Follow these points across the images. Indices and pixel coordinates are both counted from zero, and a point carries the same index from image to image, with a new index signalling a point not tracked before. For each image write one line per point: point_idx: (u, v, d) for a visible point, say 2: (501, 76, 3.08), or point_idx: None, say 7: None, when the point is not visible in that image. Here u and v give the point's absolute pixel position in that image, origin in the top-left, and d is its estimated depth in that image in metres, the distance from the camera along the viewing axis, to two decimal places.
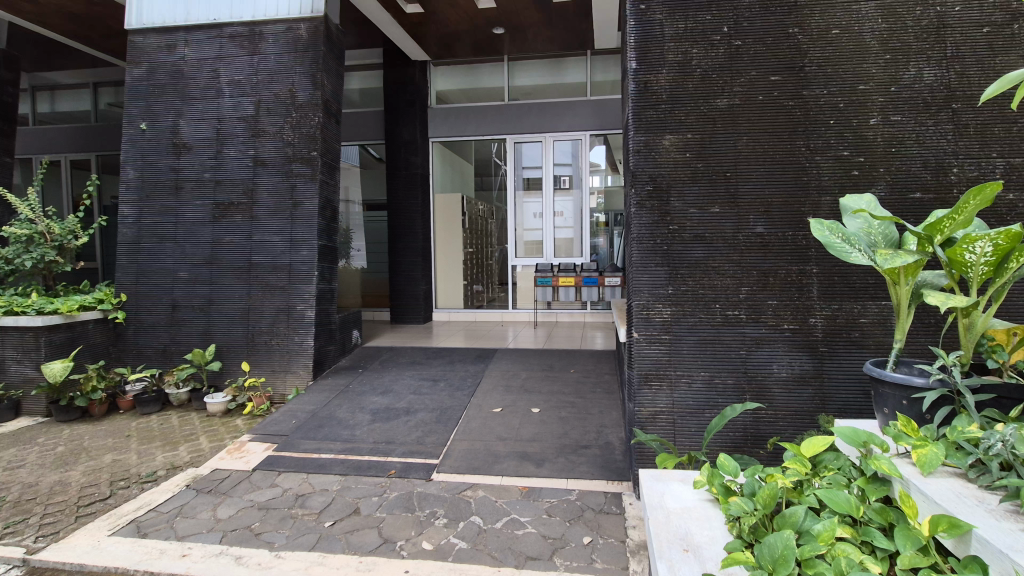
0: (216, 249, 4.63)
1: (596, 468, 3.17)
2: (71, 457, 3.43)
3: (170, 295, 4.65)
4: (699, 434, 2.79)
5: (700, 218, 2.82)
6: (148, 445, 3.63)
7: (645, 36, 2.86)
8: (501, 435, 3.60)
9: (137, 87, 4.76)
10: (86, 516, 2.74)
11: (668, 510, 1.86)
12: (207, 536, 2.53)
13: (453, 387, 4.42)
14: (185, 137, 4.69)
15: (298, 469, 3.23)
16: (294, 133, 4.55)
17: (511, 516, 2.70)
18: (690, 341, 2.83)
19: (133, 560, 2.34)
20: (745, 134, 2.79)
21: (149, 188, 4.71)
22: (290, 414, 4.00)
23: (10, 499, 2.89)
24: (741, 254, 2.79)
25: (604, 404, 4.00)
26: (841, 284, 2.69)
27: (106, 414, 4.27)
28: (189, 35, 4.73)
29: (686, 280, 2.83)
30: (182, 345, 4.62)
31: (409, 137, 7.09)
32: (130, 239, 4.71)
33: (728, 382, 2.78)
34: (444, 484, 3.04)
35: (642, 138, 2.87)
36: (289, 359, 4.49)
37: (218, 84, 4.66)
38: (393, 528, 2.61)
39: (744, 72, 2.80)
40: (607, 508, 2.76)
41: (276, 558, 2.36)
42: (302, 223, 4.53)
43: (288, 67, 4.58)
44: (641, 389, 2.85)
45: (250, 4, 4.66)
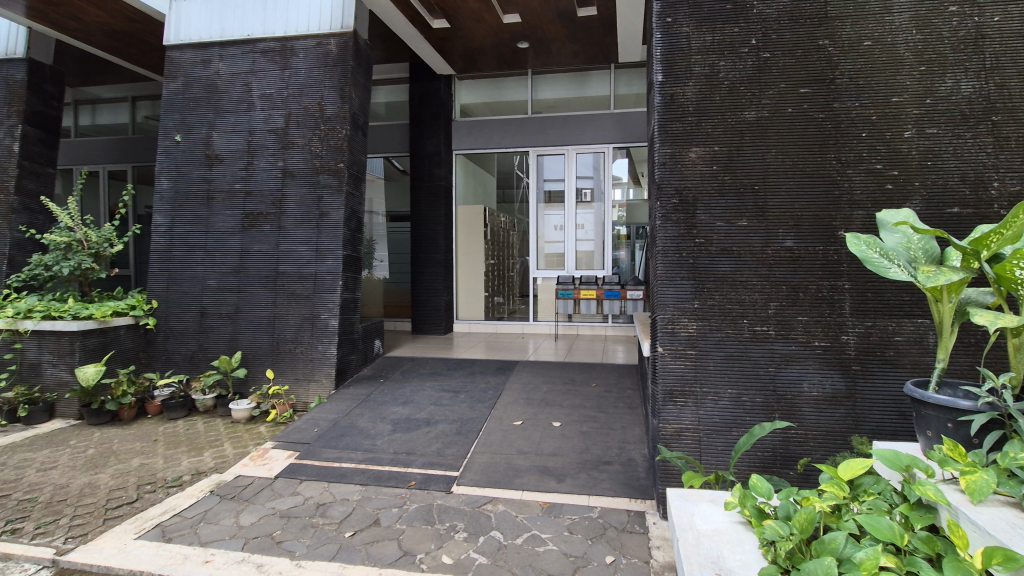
0: (244, 258, 4.72)
1: (619, 484, 3.10)
2: (100, 460, 3.49)
3: (199, 302, 4.74)
4: (726, 453, 2.71)
5: (728, 231, 2.77)
6: (174, 450, 3.68)
7: (672, 48, 2.84)
8: (522, 449, 3.55)
9: (173, 100, 4.92)
10: (113, 519, 2.78)
11: (698, 531, 1.80)
12: (230, 543, 2.54)
13: (473, 399, 4.39)
14: (217, 148, 4.82)
15: (319, 477, 3.23)
16: (322, 145, 4.64)
17: (531, 531, 2.65)
18: (717, 357, 2.76)
19: (157, 564, 2.36)
20: (774, 146, 2.75)
21: (182, 198, 4.84)
22: (312, 422, 4.02)
23: (42, 500, 2.96)
24: (770, 268, 2.72)
25: (627, 420, 3.92)
26: (874, 300, 2.61)
27: (135, 419, 4.36)
28: (223, 50, 4.88)
29: (712, 294, 2.78)
30: (209, 351, 4.69)
31: (434, 149, 7.18)
32: (162, 247, 4.83)
33: (756, 400, 2.70)
34: (464, 497, 3.01)
35: (667, 150, 2.84)
36: (313, 368, 4.53)
37: (250, 97, 4.79)
38: (413, 540, 2.58)
39: (773, 84, 2.76)
40: (630, 527, 2.69)
41: (297, 567, 2.36)
42: (328, 233, 4.60)
43: (317, 80, 4.69)
44: (665, 405, 2.79)
45: (283, 20, 4.79)
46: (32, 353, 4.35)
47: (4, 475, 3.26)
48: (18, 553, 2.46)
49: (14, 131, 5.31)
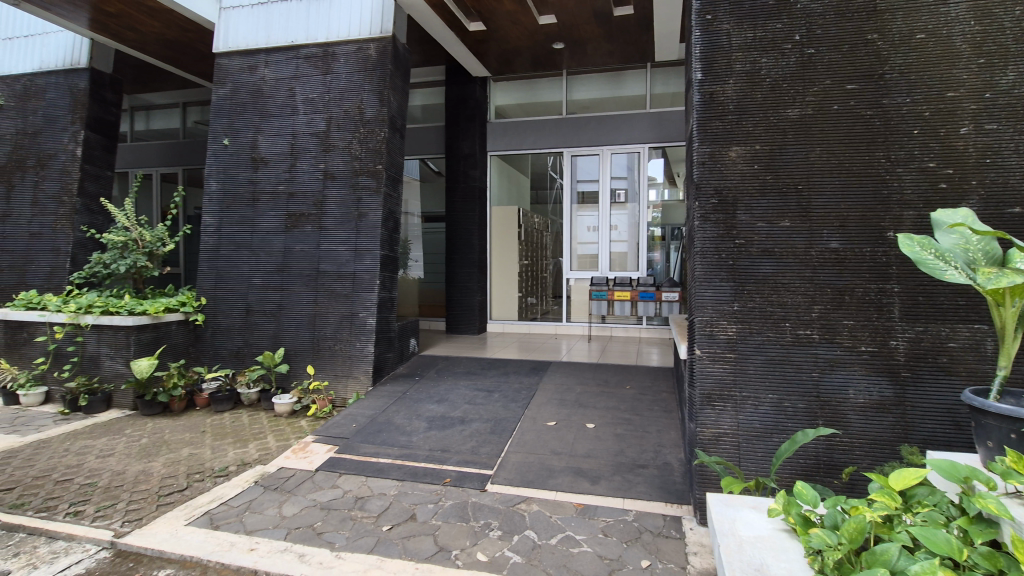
0: (286, 257, 4.87)
1: (654, 488, 3.06)
2: (153, 449, 3.67)
3: (244, 300, 4.92)
4: (766, 459, 2.65)
5: (769, 232, 2.70)
6: (221, 441, 3.83)
7: (711, 46, 2.79)
8: (556, 449, 3.55)
9: (222, 105, 5.12)
10: (165, 505, 2.91)
11: (741, 538, 1.77)
12: (274, 532, 2.63)
13: (507, 399, 4.41)
14: (262, 151, 4.99)
15: (358, 471, 3.31)
16: (361, 147, 4.75)
17: (566, 532, 2.65)
18: (757, 361, 2.69)
19: (206, 550, 2.47)
20: (819, 144, 2.67)
21: (229, 199, 5.03)
22: (351, 417, 4.12)
23: (101, 485, 3.13)
24: (814, 270, 2.64)
25: (662, 424, 3.87)
26: (926, 304, 2.51)
27: (184, 411, 4.56)
28: (269, 56, 5.06)
29: (753, 297, 2.72)
30: (254, 347, 4.86)
31: (469, 151, 7.25)
32: (210, 247, 5.03)
33: (799, 406, 2.63)
34: (498, 496, 3.03)
35: (707, 149, 2.79)
36: (351, 365, 4.64)
37: (294, 102, 4.95)
38: (448, 536, 2.62)
39: (817, 80, 2.68)
40: (666, 532, 2.66)
41: (337, 558, 2.42)
42: (367, 234, 4.71)
43: (357, 84, 4.80)
44: (703, 409, 2.74)
45: (325, 26, 4.94)
46: (92, 346, 4.60)
47: (67, 461, 3.46)
48: (80, 535, 2.61)
49: (77, 136, 5.63)
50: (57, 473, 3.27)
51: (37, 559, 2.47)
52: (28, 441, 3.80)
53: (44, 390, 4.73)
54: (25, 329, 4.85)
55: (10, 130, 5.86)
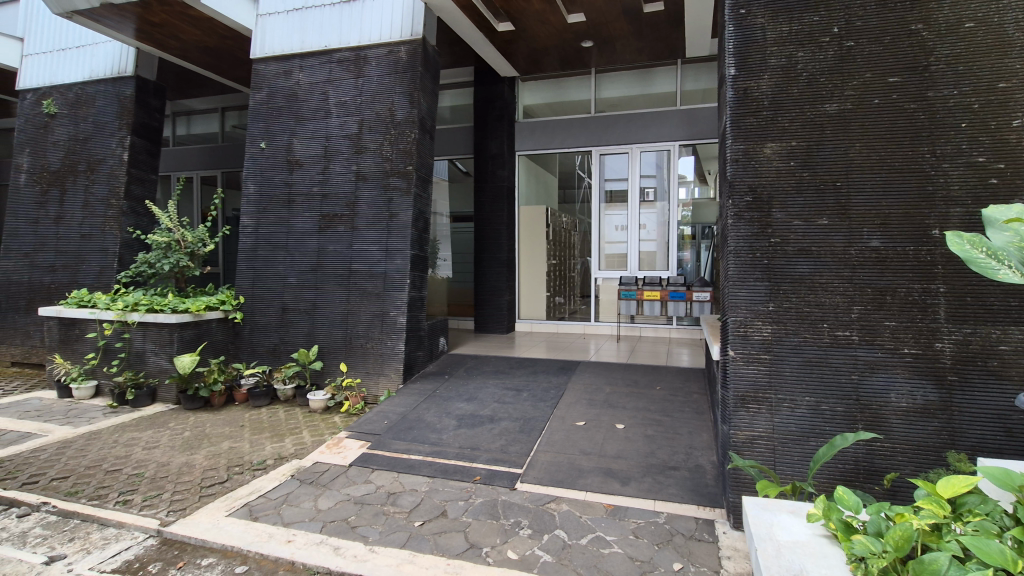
0: (320, 256, 4.99)
1: (686, 491, 3.02)
2: (195, 442, 3.81)
3: (280, 298, 5.05)
4: (803, 463, 2.58)
5: (806, 231, 2.64)
6: (259, 435, 3.94)
7: (745, 40, 2.74)
8: (585, 450, 3.53)
9: (259, 110, 5.28)
10: (207, 496, 3.02)
11: (778, 542, 1.73)
12: (310, 525, 2.70)
13: (536, 398, 4.42)
14: (297, 154, 5.12)
15: (390, 467, 3.37)
16: (392, 149, 4.82)
17: (596, 533, 2.64)
18: (793, 363, 2.63)
19: (246, 540, 2.55)
20: (859, 139, 2.58)
21: (266, 201, 5.18)
22: (382, 414, 4.19)
23: (147, 475, 3.26)
24: (853, 270, 2.57)
25: (694, 425, 3.81)
26: (974, 305, 2.41)
27: (224, 405, 4.72)
28: (303, 61, 5.19)
29: (789, 297, 2.65)
30: (289, 345, 4.99)
31: (497, 150, 7.28)
32: (248, 247, 5.17)
33: (838, 409, 2.55)
34: (528, 495, 3.04)
35: (740, 146, 2.74)
36: (382, 362, 4.72)
37: (327, 105, 5.06)
38: (479, 533, 2.64)
39: (857, 74, 2.59)
40: (699, 535, 2.62)
41: (371, 552, 2.47)
42: (398, 234, 4.78)
43: (388, 87, 4.88)
44: (737, 411, 2.69)
45: (357, 30, 5.03)
46: (138, 343, 4.80)
47: (116, 452, 3.62)
48: (129, 522, 2.73)
49: (124, 142, 5.88)
50: (107, 463, 3.43)
51: (91, 544, 2.59)
52: (81, 432, 3.99)
53: (94, 383, 4.96)
54: (76, 326, 5.09)
55: (63, 137, 6.17)
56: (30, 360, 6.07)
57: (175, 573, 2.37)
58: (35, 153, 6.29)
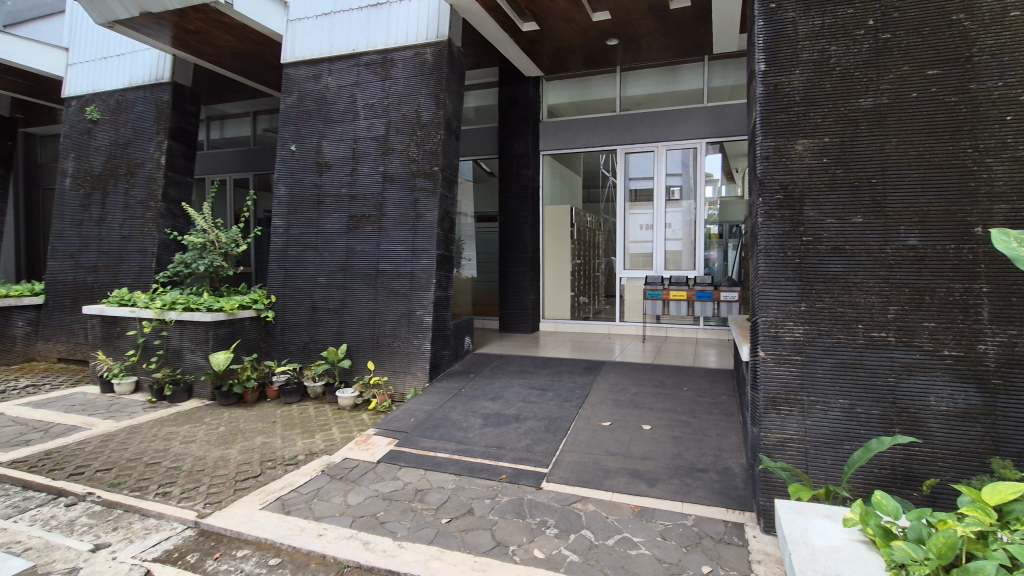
0: (349, 256, 5.07)
1: (714, 493, 2.98)
2: (230, 437, 3.92)
3: (310, 298, 5.16)
4: (837, 467, 2.52)
5: (840, 229, 2.57)
6: (290, 431, 4.04)
7: (775, 35, 2.69)
8: (611, 450, 3.51)
9: (289, 113, 5.40)
10: (241, 490, 3.10)
11: (814, 547, 1.70)
12: (340, 519, 2.76)
13: (561, 398, 4.41)
14: (326, 156, 5.22)
15: (417, 464, 3.41)
16: (418, 150, 4.88)
17: (623, 534, 2.62)
18: (826, 364, 2.57)
19: (279, 533, 2.62)
20: (895, 135, 2.51)
21: (296, 202, 5.29)
22: (409, 412, 4.24)
23: (185, 469, 3.38)
24: (890, 269, 2.49)
25: (723, 427, 3.75)
26: (1020, 306, 2.31)
27: (256, 402, 4.85)
28: (332, 65, 5.29)
29: (822, 297, 2.59)
30: (318, 343, 5.08)
31: (522, 150, 7.29)
32: (279, 248, 5.30)
33: (873, 413, 2.48)
34: (554, 494, 3.03)
35: (771, 143, 2.69)
36: (409, 361, 4.78)
37: (355, 108, 5.15)
38: (506, 532, 2.65)
39: (894, 67, 2.52)
40: (728, 538, 2.58)
41: (399, 548, 2.50)
42: (424, 234, 4.84)
43: (414, 89, 4.94)
44: (767, 413, 2.64)
45: (384, 33, 5.10)
46: (175, 340, 4.97)
47: (155, 445, 3.76)
48: (169, 513, 2.83)
49: (162, 146, 6.09)
50: (147, 456, 3.56)
51: (133, 534, 2.70)
52: (122, 426, 4.15)
53: (134, 379, 5.15)
54: (118, 324, 5.29)
55: (105, 142, 6.42)
56: (74, 356, 6.34)
57: (213, 563, 2.45)
58: (79, 158, 6.57)
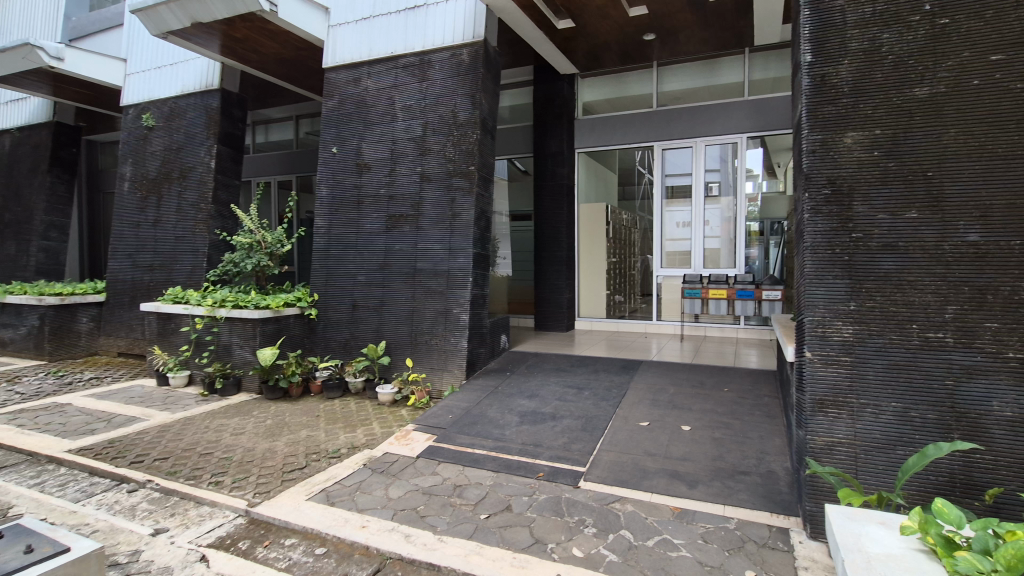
0: (388, 255, 5.18)
1: (758, 497, 2.90)
2: (277, 430, 4.07)
3: (350, 296, 5.28)
4: (889, 473, 2.42)
5: (892, 225, 2.47)
6: (333, 425, 4.16)
7: (822, 24, 2.60)
8: (650, 450, 3.47)
9: (330, 117, 5.54)
10: (289, 481, 3.22)
11: (869, 554, 1.64)
12: (382, 512, 2.82)
13: (598, 397, 4.38)
14: (366, 157, 5.34)
15: (456, 460, 3.46)
16: (455, 150, 4.93)
17: (663, 535, 2.59)
18: (878, 366, 2.47)
19: (324, 524, 2.70)
20: (954, 125, 2.39)
21: (337, 203, 5.44)
22: (447, 409, 4.30)
23: (236, 459, 3.52)
24: (948, 266, 2.37)
25: (766, 429, 3.65)
26: None
27: (301, 396, 5.01)
28: (371, 68, 5.40)
29: (873, 296, 2.49)
30: (359, 340, 5.21)
31: (557, 149, 7.28)
32: (321, 247, 5.45)
33: (929, 417, 2.37)
34: (591, 493, 3.02)
35: (817, 137, 2.60)
36: (446, 358, 4.84)
37: (394, 110, 5.24)
38: (544, 529, 2.66)
39: (952, 54, 2.39)
40: (772, 543, 2.51)
41: (440, 542, 2.55)
42: (461, 233, 4.89)
43: (451, 89, 4.99)
44: (814, 415, 2.55)
45: (422, 35, 5.18)
46: (225, 336, 5.18)
47: (207, 436, 3.94)
48: (221, 502, 2.96)
49: (212, 150, 6.36)
50: (200, 447, 3.73)
51: (189, 520, 2.83)
52: (177, 418, 4.37)
53: (187, 373, 5.39)
54: (172, 320, 5.56)
55: (159, 147, 6.75)
56: (133, 350, 6.69)
57: (263, 551, 2.55)
58: (136, 163, 6.93)
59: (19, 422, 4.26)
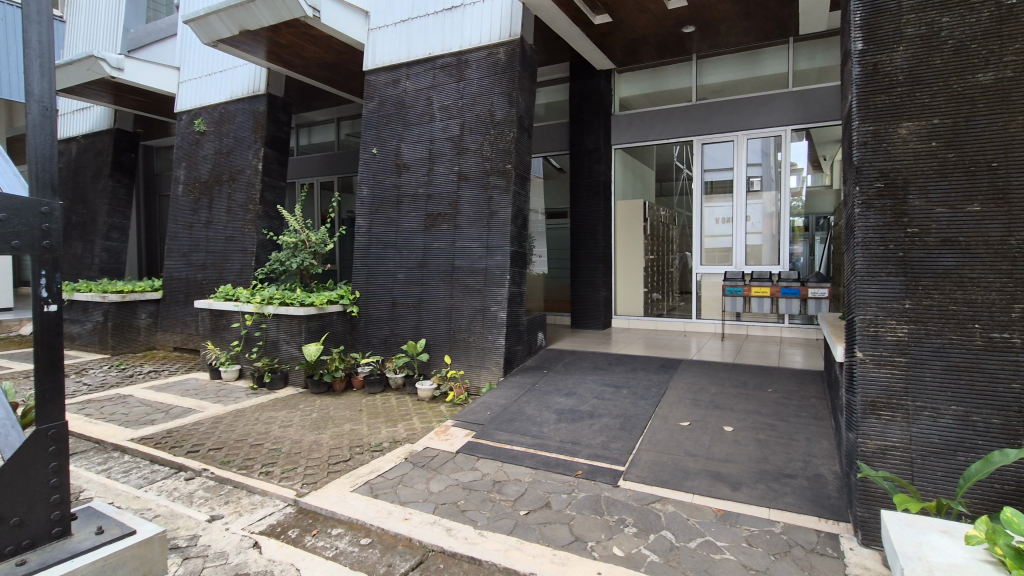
0: (426, 254, 5.26)
1: (804, 501, 2.82)
2: (322, 423, 4.20)
3: (390, 294, 5.39)
4: (948, 480, 2.31)
5: (952, 219, 2.34)
6: (375, 420, 4.26)
7: (874, 9, 2.49)
8: (690, 451, 3.42)
9: (371, 118, 5.66)
10: (334, 472, 3.32)
11: (930, 563, 1.58)
12: (423, 505, 2.88)
13: (637, 396, 4.33)
14: (405, 158, 5.44)
15: (494, 456, 3.50)
16: (492, 149, 4.96)
17: (705, 537, 2.55)
18: (936, 367, 2.35)
19: (369, 515, 2.78)
20: (1021, 113, 2.25)
21: (377, 203, 5.56)
22: (485, 405, 4.35)
23: (284, 450, 3.66)
24: (1013, 262, 2.24)
25: (812, 432, 3.54)
26: None
27: (344, 390, 5.15)
28: (409, 69, 5.49)
29: (930, 293, 2.37)
30: (399, 336, 5.31)
31: (593, 145, 7.22)
32: (362, 246, 5.59)
33: (993, 422, 2.25)
34: (631, 493, 3.00)
35: (869, 127, 2.49)
36: (484, 355, 4.89)
37: (432, 110, 5.32)
38: (584, 527, 2.66)
39: (1020, 36, 2.25)
40: (821, 549, 2.44)
41: (480, 536, 2.58)
42: (498, 231, 4.92)
43: (488, 88, 5.03)
44: (865, 418, 2.46)
45: (459, 35, 5.23)
46: (272, 332, 5.39)
47: (257, 428, 4.10)
48: (272, 491, 3.09)
49: (259, 153, 6.61)
50: (251, 438, 3.89)
51: (242, 508, 2.97)
52: (229, 410, 4.57)
53: (238, 367, 5.63)
54: (224, 316, 5.81)
55: (210, 151, 7.06)
56: (187, 345, 7.04)
57: (311, 539, 2.65)
58: (189, 166, 7.26)
59: (87, 412, 4.55)
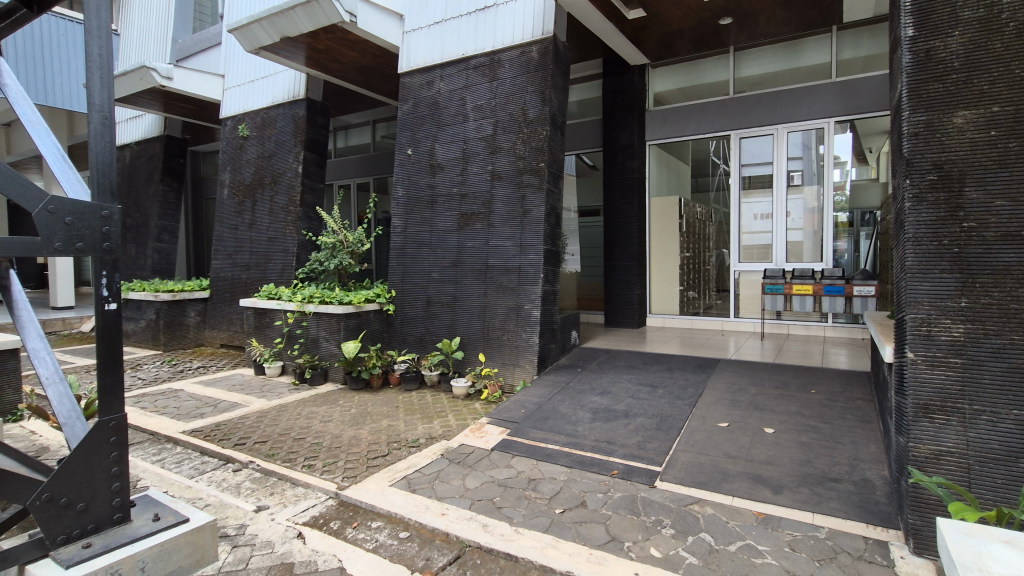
0: (460, 252, 5.31)
1: (851, 506, 2.72)
2: (361, 418, 4.31)
3: (425, 292, 5.47)
4: (1009, 488, 2.19)
5: (1012, 212, 2.22)
6: (412, 416, 4.34)
7: None
8: (729, 452, 3.35)
9: (405, 120, 5.75)
10: (373, 467, 3.40)
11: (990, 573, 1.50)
12: (460, 501, 2.92)
13: (673, 396, 4.27)
14: (439, 158, 5.50)
15: (529, 454, 3.51)
16: (525, 147, 4.97)
17: (746, 540, 2.50)
18: (996, 369, 2.23)
19: (407, 509, 2.84)
20: None
21: (412, 203, 5.64)
22: (519, 403, 4.36)
23: (325, 445, 3.77)
24: None
25: (859, 435, 3.41)
26: None
27: (381, 387, 5.26)
28: (443, 70, 5.56)
29: (988, 291, 2.26)
30: (434, 335, 5.38)
31: (627, 142, 7.13)
32: (397, 246, 5.69)
33: None
34: (668, 494, 2.96)
35: (921, 118, 2.39)
36: (517, 354, 4.91)
37: (465, 110, 5.36)
38: (620, 527, 2.64)
39: None
40: (869, 557, 2.35)
41: (516, 533, 2.60)
42: (531, 230, 4.93)
43: (521, 87, 5.04)
44: (917, 421, 2.35)
45: (492, 35, 5.26)
46: (312, 330, 5.54)
47: (299, 423, 4.23)
48: (314, 484, 3.19)
49: (299, 157, 6.81)
50: (294, 432, 4.02)
51: (286, 499, 3.07)
52: (272, 405, 4.73)
53: (280, 363, 5.82)
54: (267, 315, 6.02)
55: (253, 155, 7.31)
56: (233, 342, 7.32)
57: (352, 532, 2.72)
58: (233, 170, 7.54)
59: (142, 405, 4.80)
